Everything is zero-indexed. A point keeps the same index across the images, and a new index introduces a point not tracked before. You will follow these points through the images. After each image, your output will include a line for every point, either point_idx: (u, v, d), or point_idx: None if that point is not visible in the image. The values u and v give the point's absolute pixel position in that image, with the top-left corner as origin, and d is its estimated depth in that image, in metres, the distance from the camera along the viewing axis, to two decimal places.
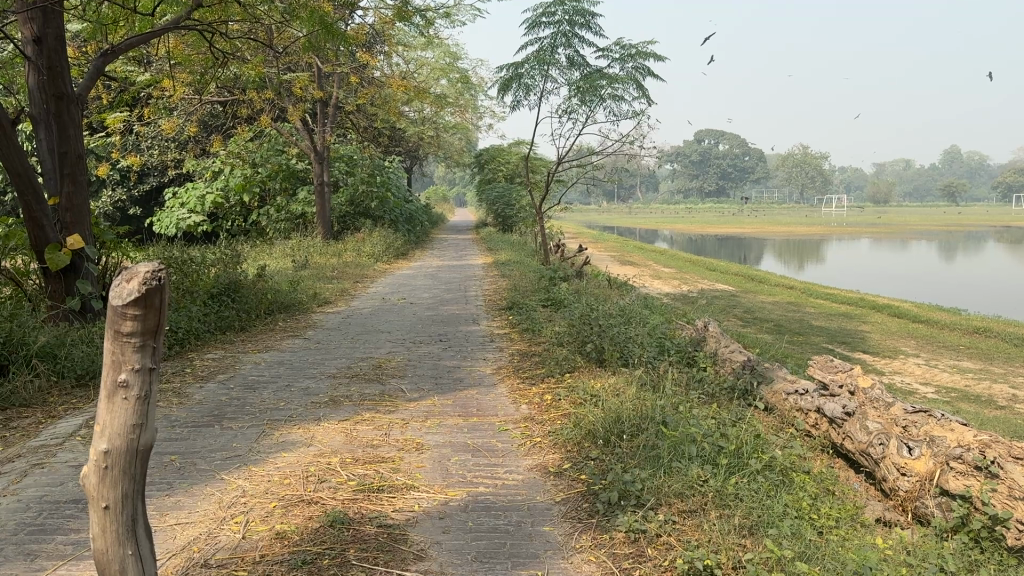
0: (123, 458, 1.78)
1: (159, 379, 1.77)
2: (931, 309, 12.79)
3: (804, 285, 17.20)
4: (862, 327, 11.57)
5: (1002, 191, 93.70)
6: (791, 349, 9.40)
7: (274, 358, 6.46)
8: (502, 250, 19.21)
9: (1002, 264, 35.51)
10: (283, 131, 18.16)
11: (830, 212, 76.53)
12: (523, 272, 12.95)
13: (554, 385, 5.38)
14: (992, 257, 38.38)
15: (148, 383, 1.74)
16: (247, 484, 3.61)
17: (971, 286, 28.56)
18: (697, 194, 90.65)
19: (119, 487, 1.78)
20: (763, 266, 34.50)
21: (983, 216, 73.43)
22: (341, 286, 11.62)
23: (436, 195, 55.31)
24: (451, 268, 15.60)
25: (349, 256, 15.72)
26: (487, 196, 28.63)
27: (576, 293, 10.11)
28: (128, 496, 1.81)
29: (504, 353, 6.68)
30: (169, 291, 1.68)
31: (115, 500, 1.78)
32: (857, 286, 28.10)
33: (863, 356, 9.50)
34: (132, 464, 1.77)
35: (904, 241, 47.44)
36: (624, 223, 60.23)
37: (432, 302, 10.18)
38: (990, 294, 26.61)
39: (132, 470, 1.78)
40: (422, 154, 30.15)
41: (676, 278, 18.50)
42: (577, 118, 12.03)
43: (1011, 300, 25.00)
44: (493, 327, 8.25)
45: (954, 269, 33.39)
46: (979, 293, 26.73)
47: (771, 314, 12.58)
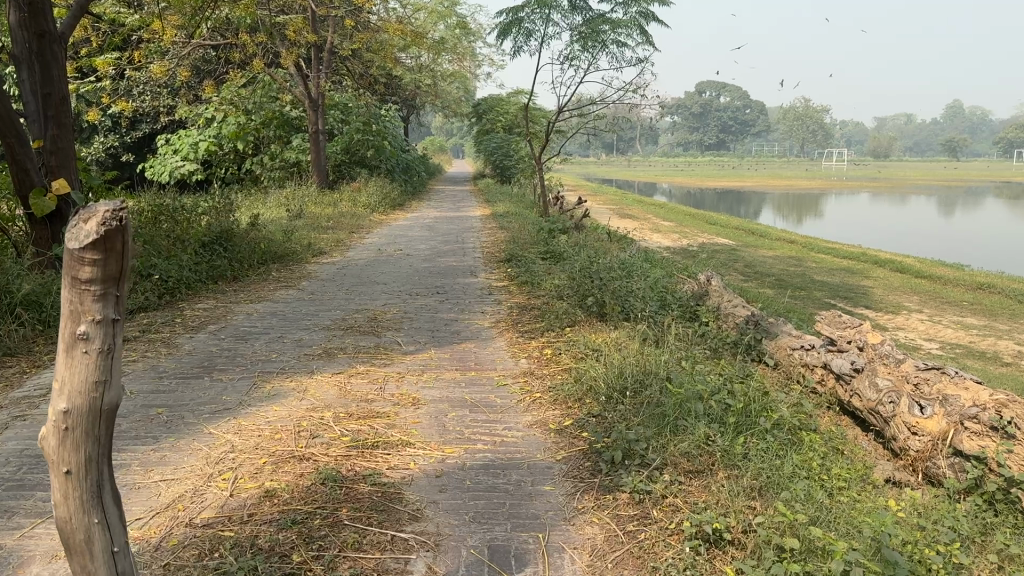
0: (85, 418, 1.62)
1: (123, 330, 1.61)
2: (934, 264, 12.65)
3: (806, 239, 17.04)
4: (864, 282, 11.44)
5: (1003, 146, 93.06)
6: (793, 304, 9.26)
7: (267, 308, 6.31)
8: (501, 201, 18.97)
9: (1001, 220, 35.32)
10: (277, 77, 17.78)
11: (829, 166, 75.97)
12: (521, 224, 12.76)
13: (554, 339, 5.25)
14: (991, 212, 38.18)
15: (111, 335, 1.58)
16: (237, 438, 3.48)
17: (969, 241, 28.41)
18: (697, 147, 89.94)
19: (83, 450, 1.63)
20: (763, 220, 34.35)
21: (983, 172, 73.08)
22: (337, 237, 11.47)
23: (434, 145, 54.97)
24: (449, 219, 15.41)
25: (345, 206, 15.53)
26: (485, 147, 28.27)
27: (576, 246, 9.94)
28: (93, 461, 1.66)
29: (503, 306, 6.54)
30: (132, 233, 1.51)
31: (78, 464, 1.63)
32: (855, 241, 27.96)
33: (866, 311, 9.38)
34: (95, 425, 1.61)
35: (903, 196, 47.21)
36: (623, 176, 59.95)
37: (429, 253, 10.03)
38: (989, 249, 26.56)
39: (96, 431, 1.63)
40: (418, 103, 29.69)
41: (675, 232, 18.34)
42: (579, 65, 11.72)
43: (1009, 255, 24.88)
44: (491, 279, 8.09)
45: (953, 225, 33.22)
46: (977, 248, 26.59)
47: (772, 269, 12.44)
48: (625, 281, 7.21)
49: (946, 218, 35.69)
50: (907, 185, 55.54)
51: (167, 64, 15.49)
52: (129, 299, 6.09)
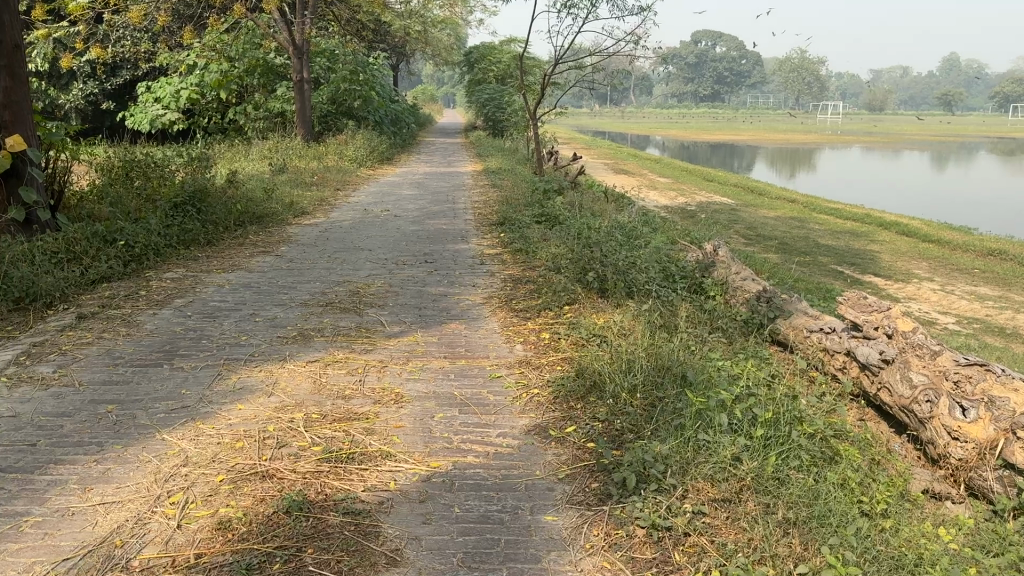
0: None
1: None
2: (942, 227, 12.20)
3: (806, 199, 16.54)
4: (870, 247, 11.00)
5: (1001, 100, 92.10)
6: (800, 272, 8.83)
7: (241, 279, 5.83)
8: (493, 155, 18.38)
9: (997, 176, 34.80)
10: (260, 23, 16.99)
11: (825, 120, 74.97)
12: (514, 182, 12.22)
13: (551, 320, 4.80)
14: (987, 168, 37.62)
15: None
16: (192, 448, 3.04)
17: (965, 197, 27.90)
18: (691, 98, 88.68)
19: None
20: (758, 174, 33.81)
21: (980, 126, 72.41)
22: (321, 194, 10.93)
23: (424, 94, 53.78)
24: (440, 175, 14.85)
25: (330, 160, 14.92)
26: (476, 98, 27.49)
27: (572, 208, 9.45)
28: None
29: (496, 278, 6.07)
30: None
31: None
32: (850, 196, 27.42)
33: (874, 280, 8.95)
34: None
35: (899, 151, 46.56)
36: (617, 128, 59.08)
37: (418, 214, 9.52)
38: (988, 204, 26.13)
39: None
40: (408, 50, 28.76)
41: (673, 189, 17.83)
42: (577, 13, 11.07)
43: (1007, 212, 24.40)
44: (483, 245, 7.61)
45: (948, 180, 32.69)
46: (974, 204, 26.08)
47: (774, 231, 11.99)
48: (626, 250, 6.76)
49: (942, 174, 35.11)
50: (904, 139, 54.91)
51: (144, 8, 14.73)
52: (90, 269, 5.60)
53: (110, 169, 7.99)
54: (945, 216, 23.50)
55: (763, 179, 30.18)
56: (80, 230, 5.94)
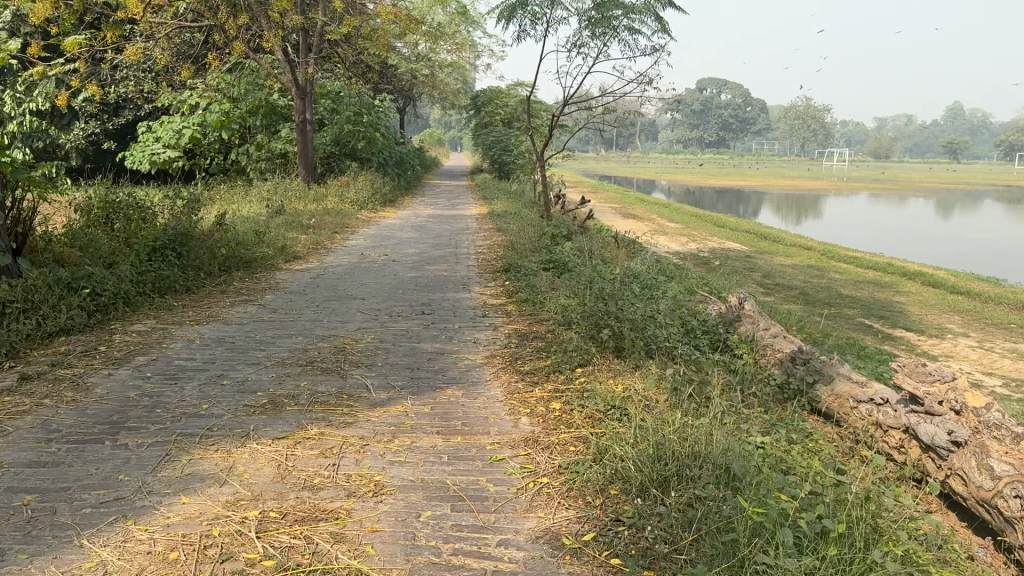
0: None
1: None
2: (969, 277, 11.61)
3: (822, 246, 16.01)
4: (895, 298, 10.40)
5: (1005, 148, 92.30)
6: (825, 326, 8.24)
7: (215, 333, 5.25)
8: (499, 199, 17.94)
9: (1003, 223, 34.37)
10: (263, 63, 16.70)
11: (830, 167, 74.90)
12: (520, 226, 11.71)
13: (562, 387, 4.18)
14: (993, 216, 37.23)
15: None
16: (114, 559, 2.42)
17: (973, 244, 27.41)
18: (697, 144, 89.05)
19: None
20: (763, 220, 33.42)
21: (987, 173, 72.27)
22: (318, 237, 10.41)
23: (432, 138, 53.81)
24: (443, 218, 14.38)
25: (331, 202, 14.47)
26: (482, 140, 27.23)
27: (582, 255, 8.91)
28: None
29: (499, 332, 5.48)
30: None
31: None
32: (857, 243, 26.93)
33: (906, 335, 8.32)
34: None
35: (904, 198, 46.25)
36: (624, 173, 59.09)
37: (418, 259, 8.98)
38: (1001, 252, 25.60)
39: None
40: (415, 94, 28.66)
41: (684, 235, 17.34)
42: (587, 53, 10.64)
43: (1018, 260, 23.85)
44: (486, 295, 7.03)
45: (954, 227, 32.26)
46: (984, 252, 25.55)
47: (793, 280, 11.42)
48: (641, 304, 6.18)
49: (948, 221, 34.67)
50: (911, 187, 54.69)
51: (145, 46, 14.45)
52: (48, 320, 5.04)
53: (89, 210, 7.47)
54: (956, 264, 22.94)
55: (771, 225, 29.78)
56: (42, 276, 5.38)
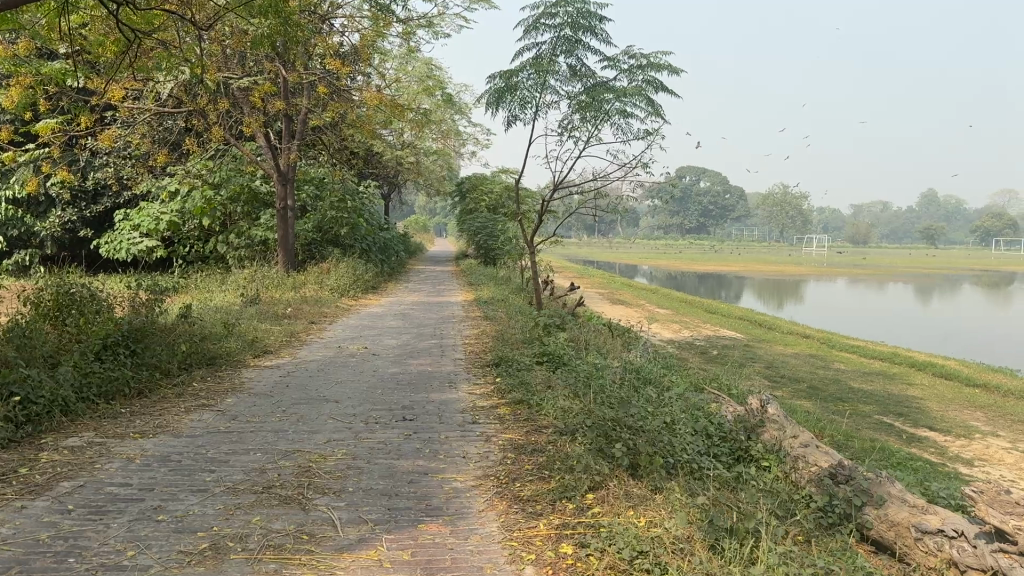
0: None
1: None
2: (980, 369, 11.01)
3: (821, 334, 15.45)
4: (908, 392, 9.74)
5: (979, 234, 93.97)
6: (843, 426, 7.56)
7: (162, 449, 4.50)
8: (486, 285, 17.36)
9: (986, 308, 34.24)
10: (243, 149, 16.32)
11: (810, 252, 75.44)
12: (509, 315, 11.07)
13: (572, 521, 3.45)
14: (976, 300, 37.15)
15: None
16: None
17: (960, 329, 27.07)
18: (679, 230, 89.89)
19: None
20: (747, 304, 33.15)
21: (965, 258, 73.16)
22: (293, 329, 9.70)
23: (416, 225, 53.74)
24: (428, 306, 13.74)
25: (309, 290, 13.81)
26: (467, 227, 26.90)
27: (577, 348, 8.26)
28: None
29: (491, 442, 4.76)
30: None
31: None
32: (844, 328, 26.53)
33: (932, 436, 7.60)
34: None
35: (886, 283, 46.26)
36: (608, 258, 59.03)
37: (401, 352, 8.29)
38: (992, 337, 25.18)
39: None
40: (400, 180, 28.48)
41: (676, 322, 16.79)
42: (579, 137, 10.25)
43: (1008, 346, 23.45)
44: (474, 393, 6.32)
45: (938, 312, 32.08)
46: (973, 337, 25.16)
47: (797, 373, 10.79)
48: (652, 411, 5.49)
49: (932, 306, 34.49)
50: (893, 272, 54.95)
51: (122, 132, 14.03)
52: None
53: (38, 303, 6.77)
54: (947, 350, 22.47)
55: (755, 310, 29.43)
56: None
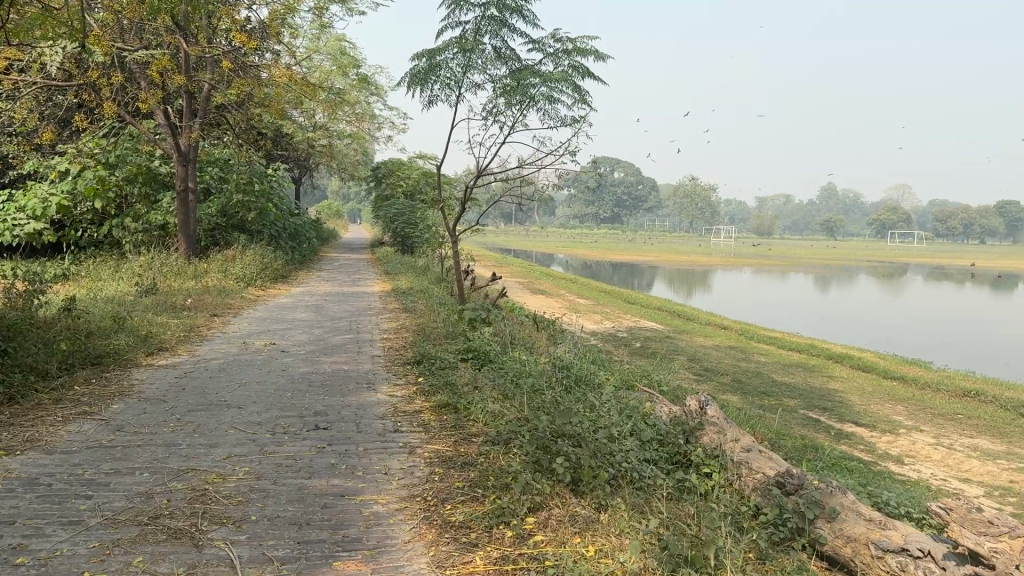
0: None
1: None
2: (895, 361, 11.16)
3: (738, 325, 15.56)
4: (830, 384, 9.76)
5: (877, 227, 98.34)
6: (772, 422, 7.42)
7: (29, 472, 3.89)
8: (404, 274, 16.78)
9: (885, 297, 35.62)
10: (140, 127, 15.21)
11: (721, 243, 77.28)
12: (429, 308, 10.59)
13: (510, 556, 3.05)
14: (875, 290, 38.64)
15: None
16: None
17: (862, 318, 27.99)
18: (594, 219, 90.76)
19: None
20: (660, 293, 33.53)
21: (864, 250, 76.53)
22: (194, 323, 8.97)
23: (329, 211, 52.36)
24: (342, 296, 13.10)
25: (212, 279, 12.96)
26: (383, 213, 26.16)
27: (501, 344, 7.86)
28: None
29: (415, 452, 4.31)
30: None
31: None
32: (754, 316, 27.03)
33: (858, 431, 7.56)
34: None
35: (792, 273, 47.70)
36: (524, 247, 58.93)
37: (313, 349, 7.73)
38: (892, 326, 26.18)
39: None
40: (312, 164, 27.44)
41: (597, 313, 16.62)
42: (503, 121, 9.80)
43: (907, 335, 24.32)
44: (394, 394, 5.85)
45: (839, 301, 33.18)
46: (874, 326, 26.00)
47: (720, 365, 10.71)
48: (587, 414, 5.14)
49: (835, 295, 35.64)
50: (797, 262, 56.83)
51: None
52: None
53: None
54: (852, 338, 23.10)
55: (669, 299, 29.77)
56: None
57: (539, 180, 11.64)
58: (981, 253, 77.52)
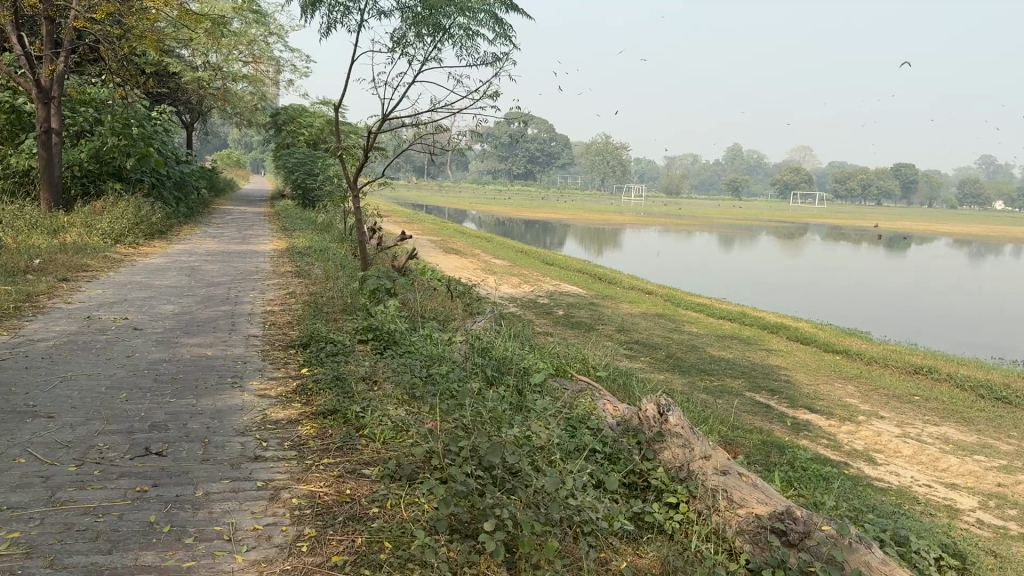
0: None
1: None
2: (832, 331, 10.49)
3: (662, 289, 14.71)
4: (770, 358, 8.95)
5: (780, 188, 100.94)
6: (724, 410, 6.48)
7: None
8: (302, 232, 15.13)
9: (788, 256, 36.04)
10: None
11: (632, 202, 77.53)
12: (327, 273, 9.16)
13: None
14: (778, 250, 39.09)
15: None
16: None
17: (767, 277, 27.98)
18: (507, 175, 89.55)
19: None
20: (569, 251, 32.71)
21: (767, 210, 78.39)
22: (31, 290, 7.28)
23: (227, 159, 49.26)
24: (226, 256, 11.43)
25: (73, 235, 11.10)
26: (282, 163, 24.21)
27: (409, 322, 6.61)
28: None
29: (278, 495, 3.02)
30: None
31: None
32: (662, 274, 26.56)
33: (815, 420, 6.72)
34: None
35: (701, 232, 47.88)
36: (435, 202, 57.20)
37: (176, 326, 6.26)
38: (795, 284, 26.25)
39: None
40: (204, 107, 25.07)
41: (514, 275, 15.53)
42: (413, 56, 8.36)
43: (811, 293, 24.29)
44: (267, 393, 4.52)
45: (744, 260, 33.25)
46: (780, 285, 25.90)
47: (651, 337, 9.77)
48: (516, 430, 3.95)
49: (738, 254, 35.83)
50: (706, 222, 57.37)
51: None
52: None
53: None
54: (760, 297, 22.80)
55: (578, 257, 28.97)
56: None
57: (455, 128, 10.26)
58: (874, 214, 80.46)
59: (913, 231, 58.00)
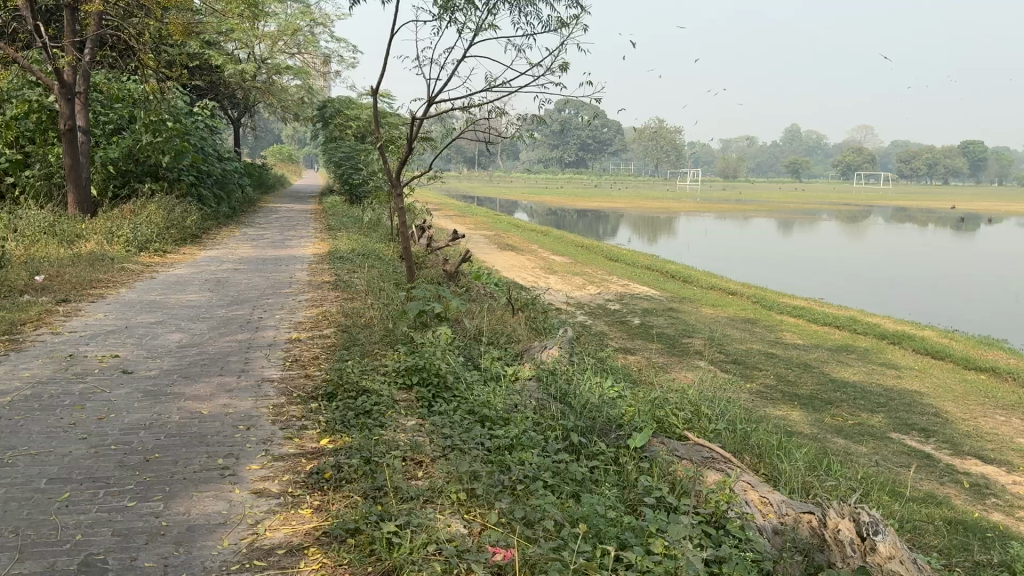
0: None
1: None
2: (963, 342, 8.78)
3: (745, 289, 13.08)
4: (902, 380, 7.34)
5: (844, 169, 96.90)
6: (876, 465, 4.95)
7: None
8: (346, 231, 13.93)
9: (859, 240, 33.68)
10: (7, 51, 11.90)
11: (687, 187, 75.04)
12: (368, 285, 7.83)
13: None
14: (847, 233, 36.69)
15: None
16: None
17: (839, 261, 25.87)
18: (559, 163, 87.86)
19: None
20: (625, 241, 31.05)
21: (830, 192, 75.11)
22: (18, 318, 6.11)
23: (279, 155, 48.86)
24: (260, 264, 10.25)
25: (91, 244, 10.02)
26: (330, 157, 23.18)
27: (462, 356, 5.23)
28: None
29: None
30: None
31: None
32: (725, 262, 24.70)
33: (994, 476, 5.13)
34: None
35: (764, 216, 45.49)
36: (486, 193, 55.94)
37: (174, 368, 4.98)
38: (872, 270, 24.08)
39: None
40: (249, 102, 24.15)
41: (577, 274, 14.08)
42: (465, 26, 6.93)
43: (890, 279, 22.17)
44: (268, 487, 3.18)
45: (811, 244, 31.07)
46: (854, 271, 23.77)
47: (750, 351, 8.25)
48: (633, 569, 2.55)
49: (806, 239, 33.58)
50: (769, 206, 54.81)
51: None
52: None
53: None
54: (835, 285, 20.79)
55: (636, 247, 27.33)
56: None
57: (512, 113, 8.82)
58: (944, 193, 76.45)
59: (989, 211, 54.50)
